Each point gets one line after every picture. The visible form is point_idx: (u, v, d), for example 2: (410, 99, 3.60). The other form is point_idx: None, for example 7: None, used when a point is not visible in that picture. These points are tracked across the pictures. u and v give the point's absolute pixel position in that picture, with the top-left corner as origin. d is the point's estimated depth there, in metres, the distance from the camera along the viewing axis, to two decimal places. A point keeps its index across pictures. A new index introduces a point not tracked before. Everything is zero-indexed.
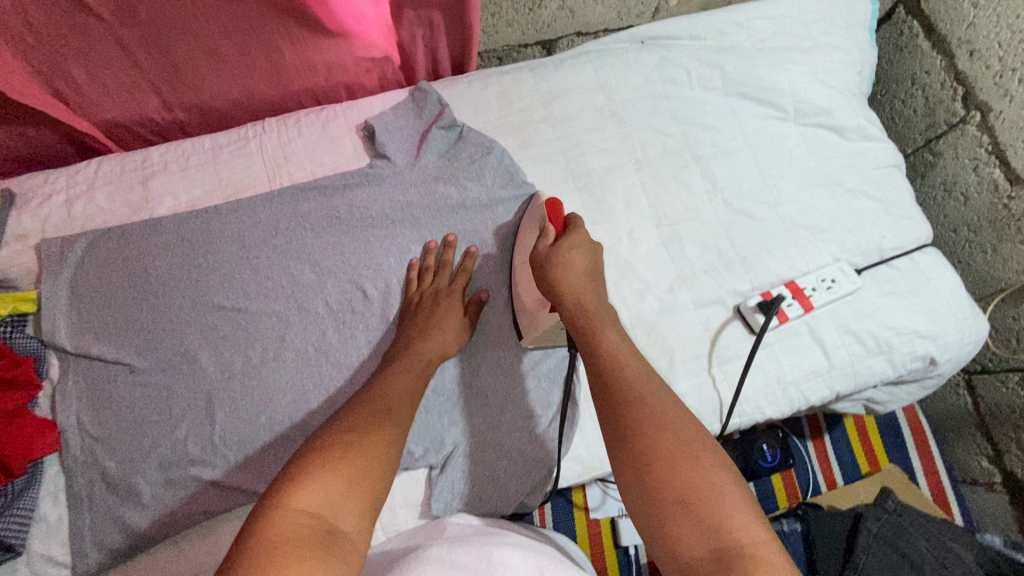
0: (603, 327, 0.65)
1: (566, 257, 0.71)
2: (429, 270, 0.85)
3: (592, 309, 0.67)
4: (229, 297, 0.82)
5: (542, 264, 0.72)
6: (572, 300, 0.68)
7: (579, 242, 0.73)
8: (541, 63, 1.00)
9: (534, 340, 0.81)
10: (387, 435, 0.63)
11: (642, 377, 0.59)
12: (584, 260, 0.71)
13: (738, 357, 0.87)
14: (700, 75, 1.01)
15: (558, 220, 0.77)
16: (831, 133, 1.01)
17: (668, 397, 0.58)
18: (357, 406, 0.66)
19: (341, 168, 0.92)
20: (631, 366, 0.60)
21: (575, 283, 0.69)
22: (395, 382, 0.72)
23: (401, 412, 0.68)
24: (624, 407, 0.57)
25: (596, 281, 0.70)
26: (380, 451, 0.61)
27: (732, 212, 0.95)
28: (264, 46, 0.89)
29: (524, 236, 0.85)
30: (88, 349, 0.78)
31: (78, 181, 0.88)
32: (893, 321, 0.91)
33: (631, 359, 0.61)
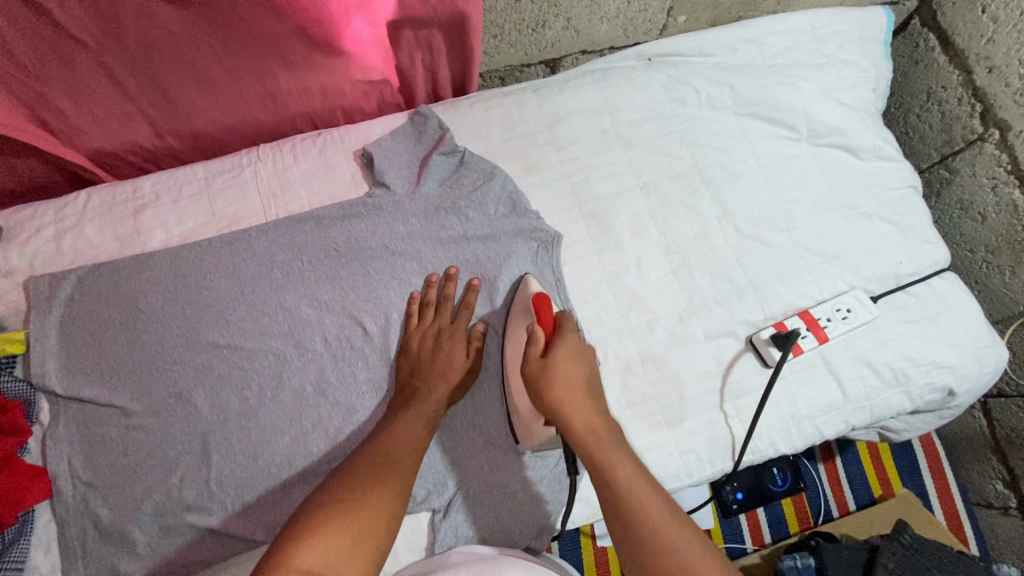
0: (613, 456, 0.64)
1: (563, 373, 0.69)
2: (431, 305, 0.82)
3: (599, 431, 0.66)
4: (225, 335, 0.79)
5: (541, 380, 0.69)
6: (581, 427, 0.66)
7: (573, 353, 0.71)
8: (544, 83, 0.97)
9: (530, 447, 0.77)
10: (392, 488, 0.64)
11: (664, 516, 0.61)
12: (582, 372, 0.70)
13: (751, 391, 0.84)
14: (710, 94, 0.97)
15: (548, 321, 0.74)
16: (845, 154, 0.98)
17: (688, 530, 0.60)
18: (364, 457, 0.67)
19: (338, 196, 0.89)
20: (653, 506, 0.61)
21: (581, 405, 0.67)
22: (398, 430, 0.71)
23: (407, 461, 0.69)
24: (656, 552, 0.58)
25: (594, 396, 0.69)
26: (385, 506, 0.62)
27: (743, 238, 0.92)
28: (258, 71, 0.86)
29: (512, 328, 0.80)
30: (79, 391, 0.76)
31: (67, 214, 0.85)
32: (911, 351, 0.88)
33: (647, 494, 0.62)
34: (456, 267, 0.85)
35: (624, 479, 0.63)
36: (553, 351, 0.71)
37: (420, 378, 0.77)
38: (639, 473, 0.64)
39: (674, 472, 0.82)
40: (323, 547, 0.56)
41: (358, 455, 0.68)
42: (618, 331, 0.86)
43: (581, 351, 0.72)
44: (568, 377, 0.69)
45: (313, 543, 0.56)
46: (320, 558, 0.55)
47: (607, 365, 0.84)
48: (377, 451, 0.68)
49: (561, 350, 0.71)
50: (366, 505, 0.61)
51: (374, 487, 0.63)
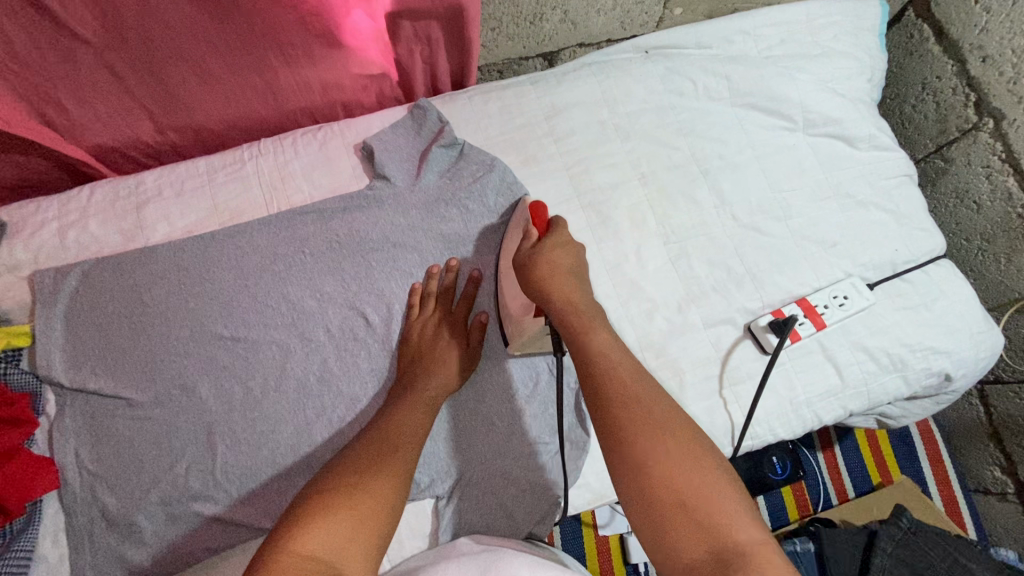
0: (590, 329, 0.63)
1: (550, 258, 0.70)
2: (431, 296, 0.83)
3: (578, 307, 0.66)
4: (228, 327, 0.80)
5: (526, 264, 0.70)
6: (561, 301, 0.66)
7: (564, 243, 0.72)
8: (542, 76, 0.98)
9: (518, 347, 0.80)
10: (392, 474, 0.63)
11: (636, 382, 0.58)
12: (567, 260, 0.70)
13: (749, 378, 0.85)
14: (707, 86, 0.98)
15: (541, 219, 0.74)
16: (840, 143, 0.99)
17: (657, 394, 0.57)
18: (364, 446, 0.67)
19: (340, 189, 0.89)
20: (625, 372, 0.59)
21: (562, 284, 0.67)
22: (401, 418, 0.71)
23: (408, 450, 0.68)
24: (619, 410, 0.55)
25: (580, 282, 0.69)
26: (386, 493, 0.61)
27: (741, 227, 0.93)
28: (258, 66, 0.86)
29: (509, 238, 0.82)
30: (85, 383, 0.77)
31: (71, 208, 0.85)
32: (907, 337, 0.89)
33: (622, 364, 0.60)
34: (457, 259, 0.85)
35: (599, 346, 0.61)
36: (543, 240, 0.71)
37: (421, 366, 0.78)
38: (622, 353, 0.62)
39: None
40: (322, 532, 0.55)
41: (359, 445, 0.67)
42: (618, 319, 0.87)
43: (573, 246, 0.72)
44: (555, 261, 0.69)
45: (312, 529, 0.55)
46: (318, 544, 0.54)
47: None
48: (378, 441, 0.67)
49: (551, 240, 0.72)
50: (365, 490, 0.60)
51: (374, 474, 0.62)
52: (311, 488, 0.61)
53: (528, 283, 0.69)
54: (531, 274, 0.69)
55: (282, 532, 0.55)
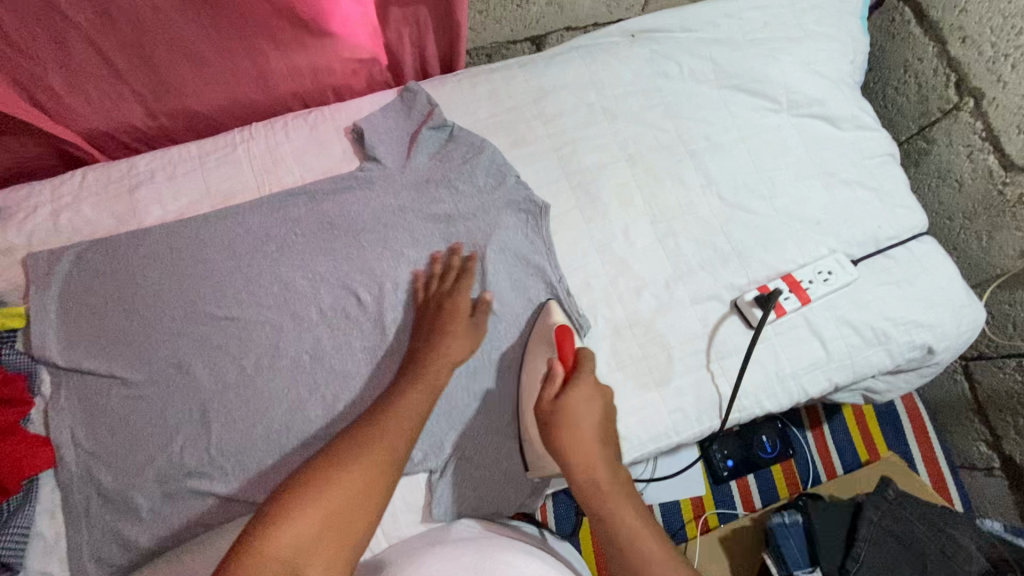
0: (617, 503, 0.68)
1: (577, 413, 0.70)
2: (438, 278, 0.85)
3: (603, 484, 0.68)
4: (221, 307, 0.81)
5: (551, 421, 0.70)
6: (585, 471, 0.69)
7: (589, 395, 0.72)
8: (530, 60, 0.99)
9: (540, 476, 0.81)
10: (378, 462, 0.66)
11: (661, 556, 0.65)
12: (595, 416, 0.71)
13: (736, 351, 0.87)
14: (692, 68, 1.00)
15: (568, 356, 0.75)
16: (824, 123, 1.00)
17: (682, 565, 0.65)
18: (360, 429, 0.69)
19: (331, 171, 0.90)
20: (652, 549, 0.65)
21: (586, 449, 0.69)
22: (401, 397, 0.73)
23: (403, 435, 0.70)
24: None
25: (606, 442, 0.71)
26: (367, 483, 0.64)
27: (727, 206, 0.94)
28: (248, 49, 0.87)
29: (531, 366, 0.82)
30: (80, 363, 0.77)
31: (64, 193, 0.86)
32: (890, 311, 0.91)
33: (648, 536, 0.66)
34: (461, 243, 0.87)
35: (627, 520, 0.67)
36: (569, 391, 0.71)
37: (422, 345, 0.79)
38: (645, 523, 0.67)
39: (663, 431, 0.84)
40: (298, 524, 0.59)
41: (356, 426, 0.70)
42: (607, 297, 0.88)
43: (598, 393, 0.73)
44: (581, 424, 0.70)
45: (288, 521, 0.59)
46: (292, 535, 0.59)
47: (597, 329, 0.87)
48: (375, 423, 0.70)
49: (577, 392, 0.71)
50: (346, 479, 0.64)
51: (359, 461, 0.65)
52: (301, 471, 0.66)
53: (551, 434, 0.70)
54: (557, 435, 0.70)
55: (264, 515, 0.61)
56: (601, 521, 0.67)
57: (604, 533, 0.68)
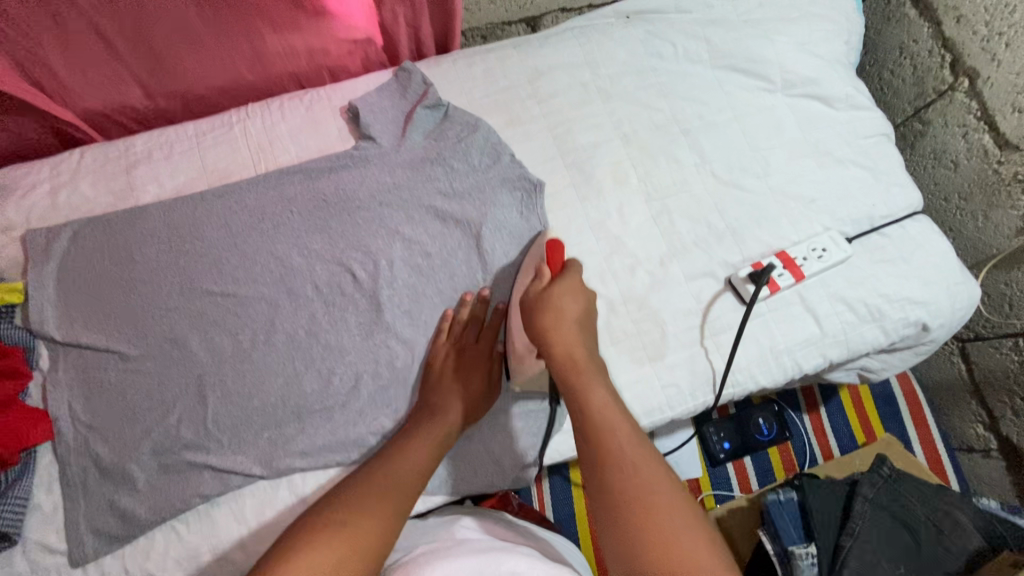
0: (590, 383, 0.67)
1: (561, 303, 0.72)
2: (461, 321, 0.83)
3: (580, 363, 0.69)
4: (218, 283, 0.82)
5: (535, 304, 0.72)
6: (563, 352, 0.69)
7: (574, 288, 0.74)
8: (525, 40, 0.99)
9: (522, 382, 0.82)
10: (382, 509, 0.66)
11: (629, 437, 0.64)
12: (577, 308, 0.72)
13: (730, 328, 0.87)
14: (687, 48, 1.00)
15: (556, 261, 0.77)
16: (819, 103, 1.01)
17: (647, 447, 0.63)
18: (366, 480, 0.70)
19: (326, 150, 0.91)
20: (620, 427, 0.64)
21: (566, 333, 0.70)
22: (414, 446, 0.74)
23: (411, 486, 0.70)
24: (609, 449, 0.62)
25: (587, 336, 0.72)
26: (372, 531, 0.63)
27: (721, 184, 0.95)
28: (244, 29, 0.88)
29: (520, 279, 0.83)
30: (78, 338, 0.78)
31: (62, 171, 0.87)
32: (885, 288, 0.91)
33: (620, 420, 0.65)
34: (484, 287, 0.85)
35: (598, 399, 0.66)
36: (556, 283, 0.73)
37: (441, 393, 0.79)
38: (618, 408, 0.66)
39: (657, 405, 0.84)
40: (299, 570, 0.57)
41: (362, 477, 0.70)
42: (601, 274, 0.89)
43: (583, 290, 0.74)
44: (565, 308, 0.72)
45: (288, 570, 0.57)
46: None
47: None
48: (381, 472, 0.70)
49: (563, 286, 0.73)
50: (350, 528, 0.62)
51: (364, 511, 0.65)
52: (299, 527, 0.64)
53: (534, 320, 0.72)
54: (539, 318, 0.71)
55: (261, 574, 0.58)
56: (574, 397, 0.67)
57: (575, 415, 0.67)
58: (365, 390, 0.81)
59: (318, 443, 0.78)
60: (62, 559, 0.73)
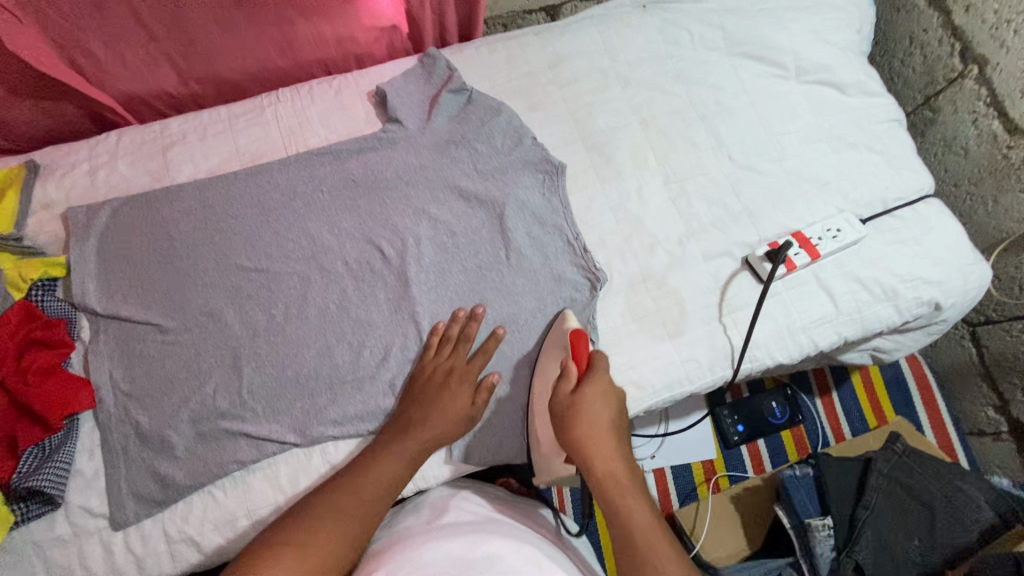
0: (626, 497, 0.70)
1: (592, 409, 0.74)
2: (455, 341, 0.82)
3: (617, 478, 0.71)
4: (252, 258, 0.85)
5: (568, 412, 0.74)
6: (599, 465, 0.71)
7: (605, 392, 0.75)
8: (546, 28, 1.02)
9: (547, 480, 0.82)
10: (339, 529, 0.71)
11: (672, 561, 0.64)
12: (606, 413, 0.74)
13: (747, 305, 0.89)
14: (703, 36, 1.03)
15: (582, 355, 0.78)
16: (832, 90, 1.03)
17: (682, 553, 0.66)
18: (328, 501, 0.73)
19: (354, 133, 0.94)
20: (654, 534, 0.67)
21: (599, 442, 0.72)
22: (384, 466, 0.76)
23: (374, 507, 0.74)
24: (651, 568, 0.64)
25: (619, 444, 0.74)
26: (326, 554, 0.69)
27: (737, 167, 0.97)
28: (276, 16, 0.91)
29: (545, 361, 0.83)
30: (118, 310, 0.81)
31: (101, 152, 0.90)
32: (898, 268, 0.93)
33: (658, 536, 0.67)
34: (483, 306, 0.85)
35: (636, 510, 0.69)
36: (584, 385, 0.75)
37: (421, 414, 0.78)
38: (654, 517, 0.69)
39: (677, 380, 0.86)
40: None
41: (324, 494, 0.74)
42: (621, 252, 0.91)
43: (613, 391, 0.76)
44: (597, 417, 0.74)
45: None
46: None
47: (612, 283, 0.90)
48: (343, 494, 0.74)
49: (593, 387, 0.75)
50: (304, 551, 0.68)
51: (322, 533, 0.70)
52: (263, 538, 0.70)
53: (567, 429, 0.74)
54: (572, 429, 0.73)
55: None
56: (611, 513, 0.70)
57: (615, 527, 0.69)
58: (394, 363, 0.83)
59: (350, 412, 0.81)
60: (104, 522, 0.76)
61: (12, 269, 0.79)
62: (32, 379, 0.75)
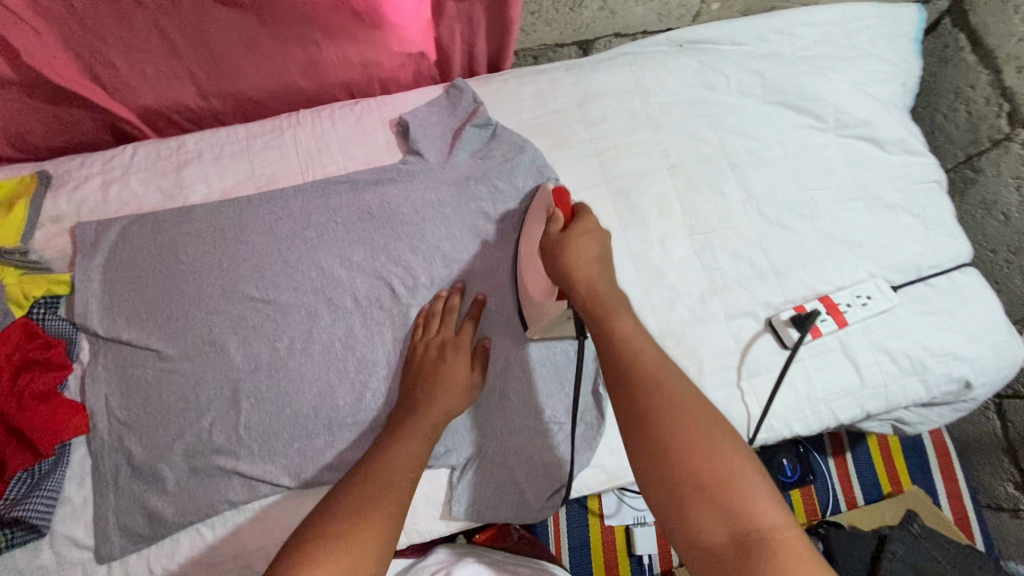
0: (612, 315, 0.65)
1: (578, 247, 0.70)
2: (445, 324, 0.81)
3: (602, 298, 0.67)
4: (260, 289, 0.83)
5: (556, 249, 0.71)
6: (584, 287, 0.68)
7: (591, 232, 0.72)
8: (577, 63, 0.98)
9: (538, 332, 0.80)
10: (385, 506, 0.60)
11: (656, 365, 0.60)
12: (595, 250, 0.71)
13: (768, 371, 0.85)
14: (740, 81, 0.99)
15: (566, 206, 0.75)
16: (871, 145, 0.99)
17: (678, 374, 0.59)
18: (359, 483, 0.62)
19: (373, 163, 0.91)
20: (644, 353, 0.61)
21: (586, 271, 0.69)
22: (400, 445, 0.68)
23: (406, 482, 0.64)
24: (637, 379, 0.59)
25: (607, 275, 0.70)
26: (378, 535, 0.57)
27: (767, 222, 0.93)
28: (302, 37, 0.87)
29: (533, 224, 0.81)
30: (119, 334, 0.79)
31: (114, 166, 0.88)
32: (929, 341, 0.89)
33: (643, 345, 0.62)
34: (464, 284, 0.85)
35: (621, 327, 0.64)
36: (570, 228, 0.72)
37: (421, 386, 0.75)
38: (643, 337, 0.63)
39: None
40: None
41: (348, 481, 0.63)
42: (639, 304, 0.87)
43: (599, 233, 0.72)
44: (583, 250, 0.70)
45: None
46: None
47: None
48: (370, 475, 0.63)
49: (581, 227, 0.72)
50: (354, 537, 0.56)
51: (362, 517, 0.58)
52: (298, 532, 0.58)
53: (553, 264, 0.71)
54: (559, 264, 0.71)
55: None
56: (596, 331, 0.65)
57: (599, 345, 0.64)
58: None
59: (347, 457, 0.78)
60: (88, 554, 0.74)
61: (13, 285, 0.79)
62: (27, 403, 0.73)
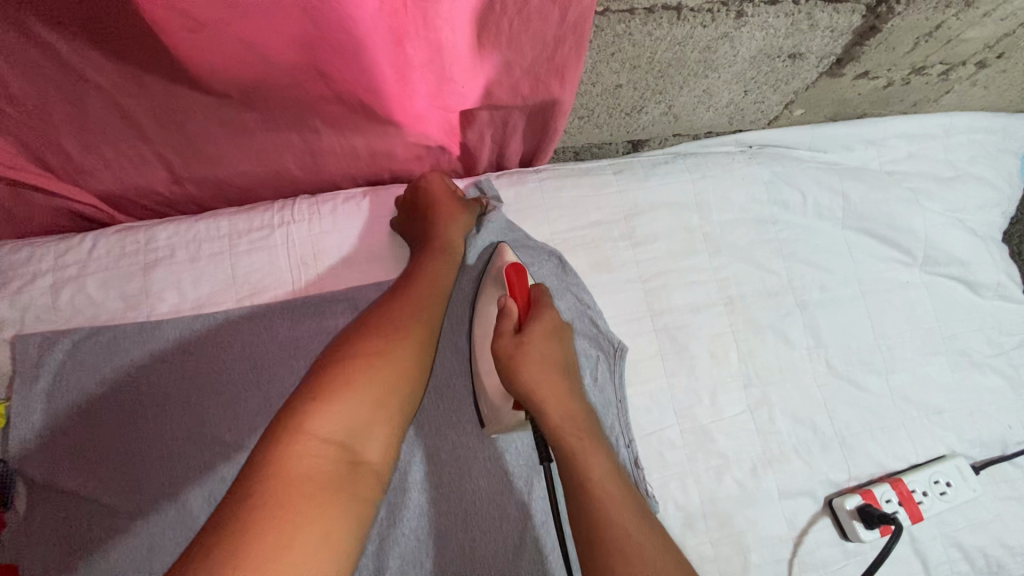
0: (589, 452, 0.61)
1: (540, 351, 0.66)
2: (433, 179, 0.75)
3: (577, 427, 0.63)
4: (233, 432, 0.70)
5: (513, 358, 0.65)
6: (550, 416, 0.63)
7: (549, 333, 0.67)
8: (629, 164, 0.82)
9: (497, 431, 0.71)
10: (415, 346, 0.59)
11: (619, 507, 0.58)
12: (555, 355, 0.67)
13: (822, 566, 0.73)
14: (819, 201, 0.83)
15: (522, 292, 0.69)
16: (962, 288, 0.84)
17: (644, 516, 0.58)
18: (384, 317, 0.60)
19: (381, 277, 0.76)
20: (616, 502, 0.58)
21: (551, 393, 0.64)
22: (429, 274, 0.67)
23: (433, 313, 0.64)
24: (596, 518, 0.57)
25: (572, 384, 0.67)
26: (411, 375, 0.58)
27: (836, 378, 0.79)
28: (297, 123, 0.69)
29: (483, 295, 0.73)
30: (61, 481, 0.67)
31: (69, 262, 0.73)
32: (1010, 538, 0.76)
33: (614, 492, 0.59)
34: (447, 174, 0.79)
35: (596, 471, 0.60)
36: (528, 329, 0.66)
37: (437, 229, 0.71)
38: (611, 472, 0.61)
39: None
40: (343, 416, 0.52)
41: (381, 306, 0.62)
42: (683, 475, 0.74)
43: (557, 334, 0.68)
44: (547, 356, 0.66)
45: (328, 408, 0.52)
46: (338, 428, 0.52)
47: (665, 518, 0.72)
48: (401, 307, 0.62)
49: (538, 326, 0.67)
50: (382, 385, 0.55)
51: (391, 359, 0.57)
52: (320, 362, 0.56)
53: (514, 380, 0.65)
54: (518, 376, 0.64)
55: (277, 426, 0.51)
56: (567, 468, 0.61)
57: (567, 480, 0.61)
58: None
59: None
60: None
61: None
62: None
